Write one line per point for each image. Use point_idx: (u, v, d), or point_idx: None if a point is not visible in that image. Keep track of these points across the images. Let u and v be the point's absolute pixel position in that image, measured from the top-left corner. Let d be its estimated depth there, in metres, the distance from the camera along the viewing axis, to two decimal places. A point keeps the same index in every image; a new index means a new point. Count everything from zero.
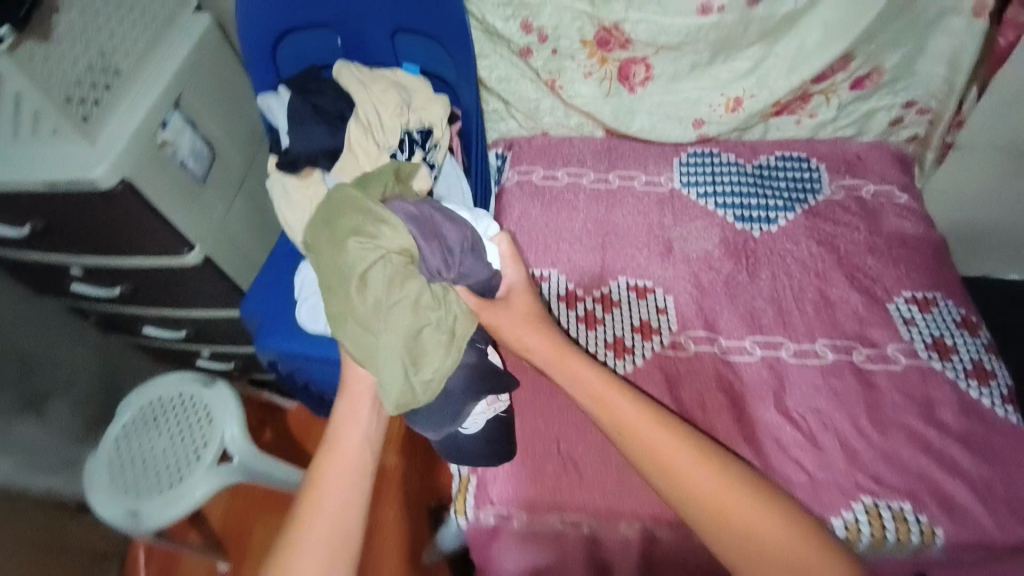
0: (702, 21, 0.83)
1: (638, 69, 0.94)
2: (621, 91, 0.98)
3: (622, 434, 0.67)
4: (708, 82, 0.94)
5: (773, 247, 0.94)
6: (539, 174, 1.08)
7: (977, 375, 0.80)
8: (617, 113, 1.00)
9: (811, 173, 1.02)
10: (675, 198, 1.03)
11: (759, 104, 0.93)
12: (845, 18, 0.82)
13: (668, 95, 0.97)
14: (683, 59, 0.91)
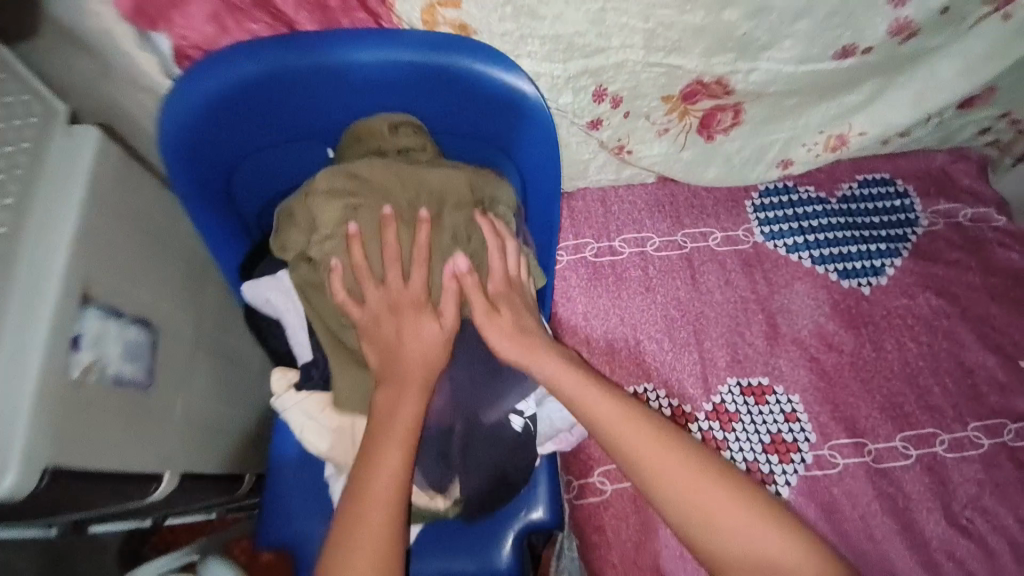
0: (834, 64, 0.62)
1: (724, 115, 0.72)
2: (696, 142, 0.75)
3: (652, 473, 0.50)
4: (808, 120, 0.74)
5: (888, 306, 0.81)
6: (593, 248, 0.86)
7: None
8: (690, 166, 0.79)
9: (902, 200, 0.88)
10: (761, 255, 0.85)
11: (866, 141, 0.76)
12: (992, 50, 0.67)
13: (753, 138, 0.76)
14: (788, 102, 0.70)
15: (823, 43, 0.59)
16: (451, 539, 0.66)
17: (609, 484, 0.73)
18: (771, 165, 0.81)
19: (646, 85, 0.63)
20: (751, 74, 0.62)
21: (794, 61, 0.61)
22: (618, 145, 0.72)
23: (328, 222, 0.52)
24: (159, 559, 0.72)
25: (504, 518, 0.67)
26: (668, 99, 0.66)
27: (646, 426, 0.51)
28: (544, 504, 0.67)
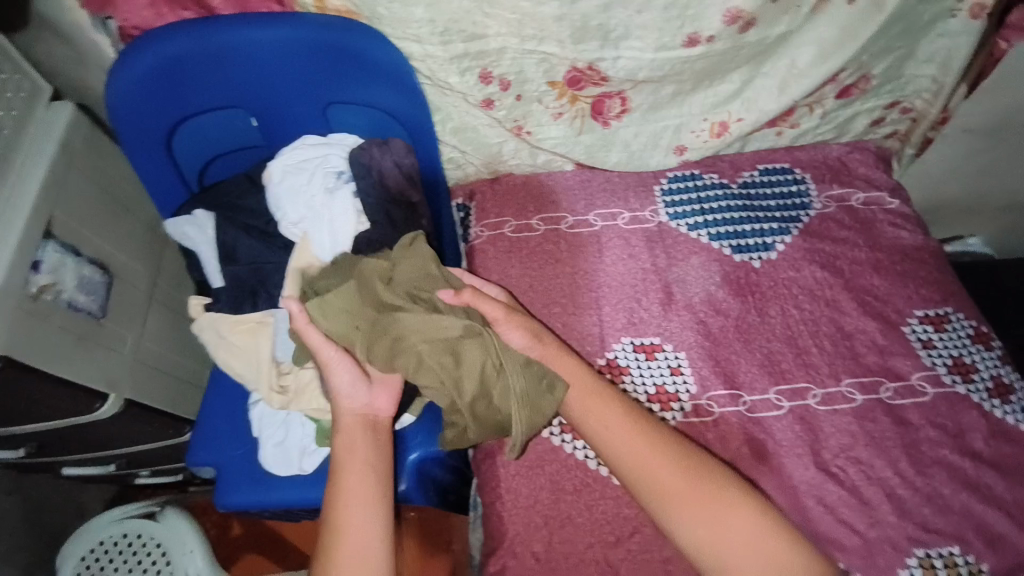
0: (690, 52, 0.74)
1: (612, 103, 0.83)
2: (594, 127, 0.86)
3: (622, 460, 0.65)
4: (692, 108, 0.85)
5: (775, 277, 0.89)
6: (513, 225, 0.96)
7: (999, 391, 0.79)
8: (592, 150, 0.90)
9: (798, 186, 0.97)
10: (664, 233, 0.94)
11: (745, 126, 0.87)
12: (841, 35, 0.77)
13: (647, 123, 0.87)
14: (666, 93, 0.82)
15: (673, 34, 0.72)
16: None
17: None
18: (669, 149, 0.90)
19: (530, 71, 0.75)
20: (617, 61, 0.74)
21: (656, 49, 0.73)
22: (518, 124, 0.83)
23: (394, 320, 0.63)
24: (126, 506, 0.95)
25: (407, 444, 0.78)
26: (554, 83, 0.78)
27: (620, 406, 0.67)
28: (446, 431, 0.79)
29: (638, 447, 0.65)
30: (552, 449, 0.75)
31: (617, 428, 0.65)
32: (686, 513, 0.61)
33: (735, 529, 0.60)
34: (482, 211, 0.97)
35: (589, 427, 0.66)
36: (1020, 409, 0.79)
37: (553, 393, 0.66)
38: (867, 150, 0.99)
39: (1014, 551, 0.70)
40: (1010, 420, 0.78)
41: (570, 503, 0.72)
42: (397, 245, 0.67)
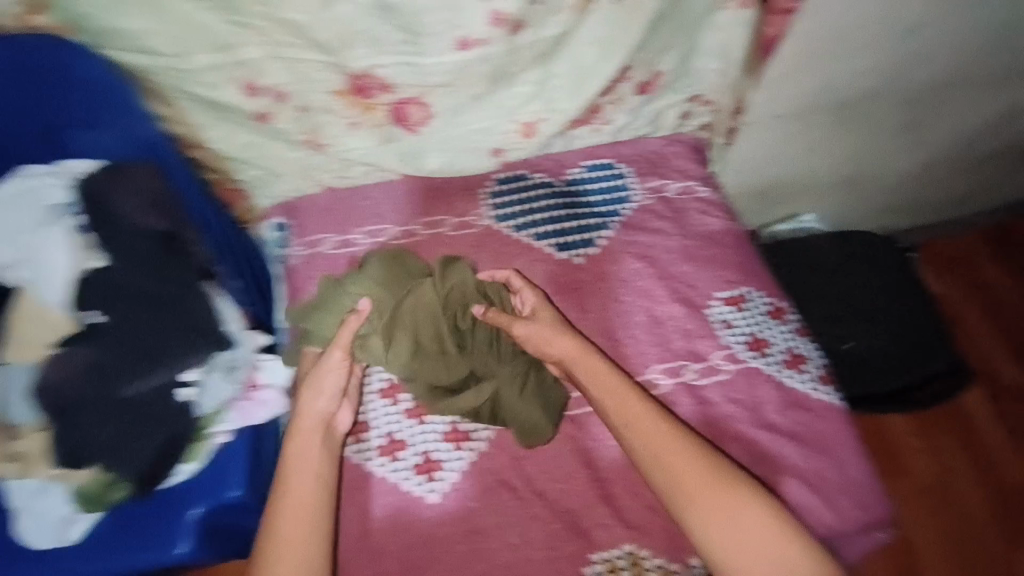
0: (466, 55, 0.73)
1: (415, 109, 0.80)
2: (401, 134, 0.84)
3: (647, 438, 0.75)
4: (495, 110, 0.84)
5: (597, 273, 0.92)
6: (333, 241, 0.92)
7: (792, 362, 0.87)
8: (406, 158, 0.88)
9: (620, 179, 1.00)
10: (491, 236, 0.94)
11: (550, 126, 0.88)
12: (611, 33, 0.78)
13: (456, 126, 0.85)
14: (465, 99, 0.80)
15: (441, 32, 0.70)
16: (128, 523, 0.75)
17: None
18: (487, 152, 0.90)
19: (313, 71, 0.73)
20: (386, 64, 0.72)
21: (425, 52, 0.72)
22: (313, 137, 0.82)
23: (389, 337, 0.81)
24: None
25: (193, 499, 0.76)
26: (338, 91, 0.76)
27: (650, 409, 0.77)
28: (235, 477, 0.77)
29: (664, 448, 0.74)
30: (369, 477, 0.81)
31: (655, 432, 0.75)
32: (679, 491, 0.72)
33: (707, 509, 0.70)
34: (301, 228, 0.93)
35: (626, 420, 0.76)
36: (813, 377, 0.87)
37: (553, 389, 0.85)
38: (681, 142, 1.03)
39: (813, 519, 0.78)
40: (804, 388, 0.86)
41: (395, 530, 0.78)
42: (444, 261, 0.86)
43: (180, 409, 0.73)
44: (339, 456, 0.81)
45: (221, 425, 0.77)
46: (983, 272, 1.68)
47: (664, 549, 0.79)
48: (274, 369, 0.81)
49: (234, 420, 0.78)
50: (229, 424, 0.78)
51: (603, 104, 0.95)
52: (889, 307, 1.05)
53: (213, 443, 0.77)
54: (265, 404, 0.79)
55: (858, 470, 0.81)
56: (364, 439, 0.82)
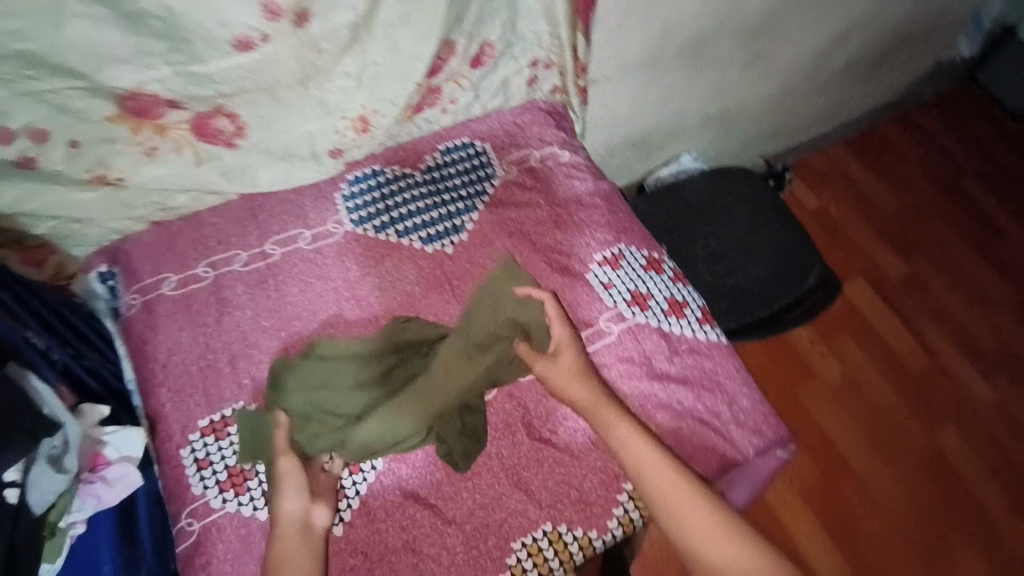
0: (245, 58, 0.72)
1: (219, 121, 0.78)
2: (218, 151, 0.81)
3: (643, 458, 0.72)
4: (318, 110, 0.82)
5: (470, 259, 0.89)
6: (172, 280, 0.83)
7: (673, 309, 0.88)
8: (232, 177, 0.84)
9: (479, 158, 0.97)
10: (351, 242, 0.88)
11: (387, 118, 0.87)
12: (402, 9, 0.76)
13: (272, 134, 0.82)
14: (271, 105, 0.78)
15: (216, 36, 0.69)
16: None
17: (197, 521, 0.69)
18: (323, 156, 0.88)
19: (73, 99, 0.70)
20: (166, 81, 0.71)
21: (202, 60, 0.71)
22: (103, 171, 0.78)
23: (303, 393, 0.76)
24: None
25: None
26: (112, 118, 0.73)
27: (646, 438, 0.73)
28: (107, 561, 0.71)
29: (663, 480, 0.70)
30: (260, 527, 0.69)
31: (649, 460, 0.71)
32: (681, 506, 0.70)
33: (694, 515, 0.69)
34: (134, 274, 0.84)
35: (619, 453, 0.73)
36: (693, 320, 0.88)
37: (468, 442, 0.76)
38: (534, 108, 1.02)
39: (712, 456, 0.79)
40: (687, 333, 0.86)
41: None
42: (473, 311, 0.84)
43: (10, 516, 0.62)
44: (217, 515, 0.70)
45: (70, 515, 0.70)
46: (857, 182, 1.80)
47: (582, 521, 0.74)
48: (122, 441, 0.74)
49: (85, 507, 0.71)
50: (80, 512, 0.70)
51: (440, 83, 0.91)
52: (761, 236, 1.08)
53: (69, 537, 0.70)
54: (117, 480, 0.72)
55: (750, 398, 0.83)
56: (244, 488, 0.71)
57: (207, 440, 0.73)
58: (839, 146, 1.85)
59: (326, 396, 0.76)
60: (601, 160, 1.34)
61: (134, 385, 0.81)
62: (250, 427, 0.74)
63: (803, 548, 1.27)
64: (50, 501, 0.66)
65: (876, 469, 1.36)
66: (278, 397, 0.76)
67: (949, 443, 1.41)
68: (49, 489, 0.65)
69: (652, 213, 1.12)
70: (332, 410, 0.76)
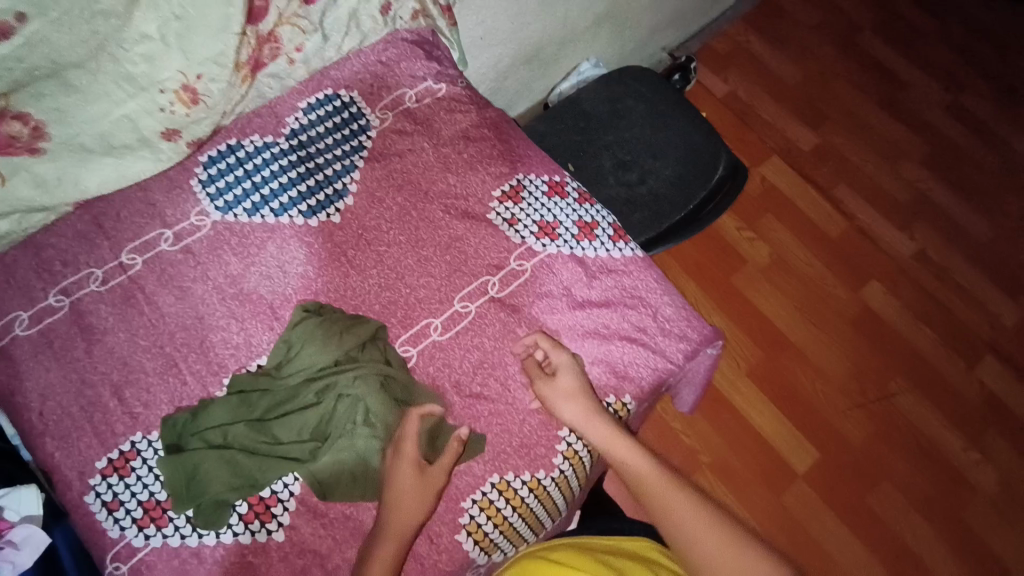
0: (5, 47, 0.60)
1: (7, 125, 0.65)
2: (21, 161, 0.68)
3: (600, 429, 0.72)
4: (128, 89, 0.70)
5: (362, 223, 0.81)
6: (23, 319, 0.72)
7: (584, 232, 0.84)
8: (54, 188, 0.73)
9: (348, 109, 0.87)
10: (223, 233, 0.78)
11: (217, 82, 0.76)
12: None
13: (82, 127, 0.70)
14: (62, 92, 0.66)
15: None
16: None
17: (124, 564, 0.64)
18: (156, 142, 0.76)
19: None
20: None
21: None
22: None
23: (235, 432, 0.68)
24: None
25: None
26: None
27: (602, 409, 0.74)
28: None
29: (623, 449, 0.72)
30: (193, 554, 0.65)
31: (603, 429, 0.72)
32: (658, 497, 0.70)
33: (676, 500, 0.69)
34: None
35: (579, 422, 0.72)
36: (606, 240, 0.85)
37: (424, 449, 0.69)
38: (397, 41, 0.92)
39: (645, 371, 0.78)
40: (602, 255, 0.83)
41: None
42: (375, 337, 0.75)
43: None
44: (143, 553, 0.65)
45: None
46: (760, 59, 1.77)
47: (527, 465, 0.73)
48: (17, 501, 0.67)
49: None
50: None
51: (273, 28, 0.79)
52: (665, 136, 1.05)
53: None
54: (25, 542, 0.65)
55: (673, 305, 0.82)
56: (165, 521, 0.66)
57: (111, 481, 0.67)
58: (737, 25, 1.81)
59: (259, 431, 0.69)
60: (492, 90, 1.25)
61: (19, 438, 0.73)
62: (178, 477, 0.66)
63: (757, 425, 1.34)
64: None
65: (813, 339, 1.43)
66: (205, 440, 0.68)
67: (874, 297, 1.50)
68: None
69: (550, 132, 1.08)
70: (266, 446, 0.68)
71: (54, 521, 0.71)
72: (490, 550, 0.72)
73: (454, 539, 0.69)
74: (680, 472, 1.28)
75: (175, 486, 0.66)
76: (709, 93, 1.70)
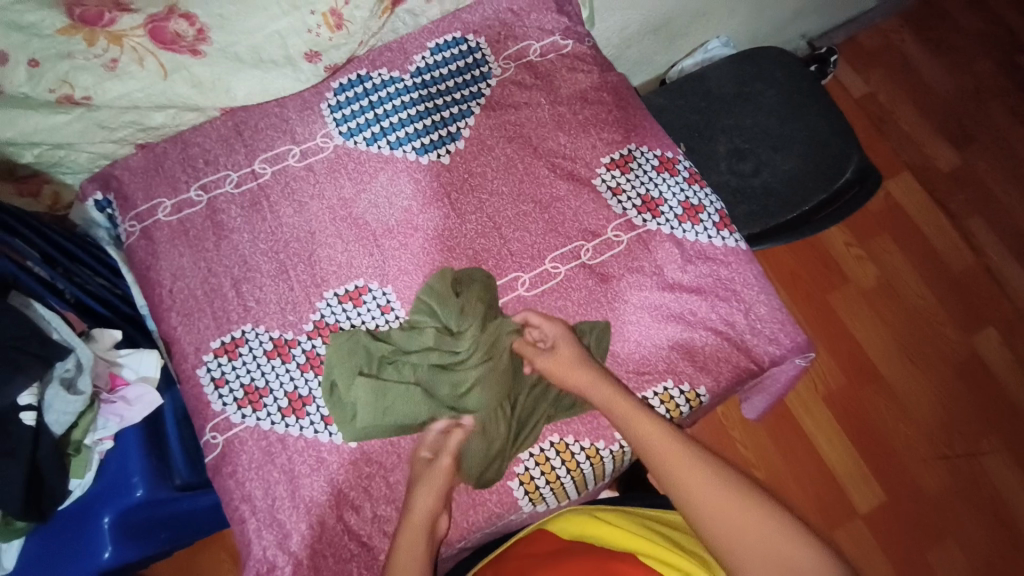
0: None
1: (177, 23, 0.71)
2: (179, 61, 0.74)
3: (620, 411, 0.69)
4: (282, 7, 0.74)
5: (469, 169, 0.83)
6: (166, 206, 0.80)
7: (688, 214, 0.81)
8: (205, 91, 0.79)
9: (473, 54, 0.88)
10: (343, 157, 0.83)
11: (360, 10, 0.78)
12: None
13: (238, 36, 0.75)
14: (227, 0, 0.71)
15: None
16: (51, 551, 0.72)
17: (221, 435, 0.72)
18: (299, 61, 0.81)
19: (21, 13, 0.65)
20: None
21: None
22: (68, 91, 0.72)
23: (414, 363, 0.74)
24: None
25: (99, 506, 0.73)
26: (63, 30, 0.67)
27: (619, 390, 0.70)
28: (137, 474, 0.74)
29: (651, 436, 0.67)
30: (279, 440, 0.72)
31: (626, 410, 0.69)
32: (688, 485, 0.63)
33: (711, 496, 0.62)
34: (126, 201, 0.81)
35: (595, 396, 0.70)
36: (710, 226, 0.81)
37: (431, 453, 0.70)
38: None
39: (725, 369, 0.76)
40: (703, 240, 0.80)
41: (310, 483, 0.71)
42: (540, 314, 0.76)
43: (28, 438, 0.63)
44: (238, 429, 0.73)
45: (97, 432, 0.72)
46: (910, 62, 1.59)
47: (589, 432, 0.74)
48: (137, 363, 0.75)
49: (107, 425, 0.73)
50: (105, 430, 0.73)
51: None
52: (792, 127, 0.97)
53: (97, 453, 0.73)
54: (137, 400, 0.74)
55: (768, 305, 0.78)
56: (260, 405, 0.73)
57: (221, 361, 0.75)
58: (892, 21, 1.63)
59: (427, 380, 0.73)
60: (612, 56, 1.21)
61: (145, 310, 0.81)
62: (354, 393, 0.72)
63: (822, 451, 1.28)
64: (68, 422, 0.67)
65: (907, 376, 1.33)
66: (391, 368, 0.74)
67: (987, 345, 1.35)
68: (62, 410, 0.66)
69: (668, 107, 1.03)
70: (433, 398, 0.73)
71: (166, 387, 0.83)
72: (537, 502, 0.74)
73: (507, 484, 0.72)
74: None
75: (340, 395, 0.73)
76: (845, 92, 1.56)
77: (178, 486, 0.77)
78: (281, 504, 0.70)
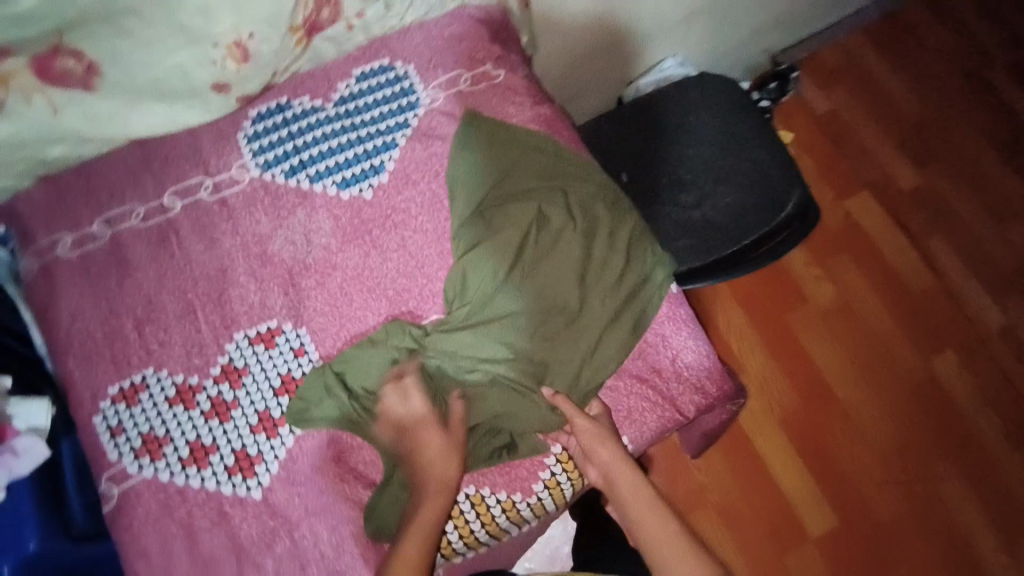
0: None
1: (63, 61, 0.68)
2: (71, 97, 0.71)
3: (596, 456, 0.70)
4: (180, 40, 0.71)
5: (391, 204, 0.80)
6: (67, 241, 0.76)
7: None
8: (103, 123, 0.75)
9: (400, 82, 0.84)
10: (259, 190, 0.79)
11: (267, 45, 0.75)
12: None
13: (135, 71, 0.71)
14: (117, 36, 0.68)
15: None
16: None
17: (117, 487, 0.69)
18: (206, 93, 0.77)
19: None
20: None
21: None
22: None
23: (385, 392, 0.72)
24: None
25: None
26: None
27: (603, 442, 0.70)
28: (28, 524, 0.71)
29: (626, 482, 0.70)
30: (178, 493, 0.69)
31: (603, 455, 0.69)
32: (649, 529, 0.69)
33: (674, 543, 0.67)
34: (27, 235, 0.77)
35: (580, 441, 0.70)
36: None
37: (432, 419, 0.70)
38: (464, 18, 0.87)
39: (647, 419, 0.74)
40: None
41: (209, 538, 0.68)
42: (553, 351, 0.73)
43: None
44: (135, 481, 0.69)
45: None
46: (875, 80, 1.57)
47: (506, 484, 0.72)
48: (26, 412, 0.71)
49: None
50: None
51: None
52: (735, 158, 0.95)
53: None
54: (26, 452, 0.69)
55: (695, 350, 0.76)
56: (159, 455, 0.70)
57: (119, 408, 0.71)
58: (856, 37, 1.61)
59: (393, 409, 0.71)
60: (563, 76, 1.17)
61: (45, 351, 0.78)
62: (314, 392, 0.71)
63: (778, 477, 1.26)
64: None
65: (867, 402, 1.31)
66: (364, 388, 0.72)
67: (945, 368, 1.34)
68: None
69: (609, 134, 1.00)
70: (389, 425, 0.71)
71: (64, 433, 0.78)
72: (451, 556, 0.72)
73: None
74: (681, 504, 1.24)
75: (304, 408, 0.71)
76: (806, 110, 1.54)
77: (75, 537, 0.74)
78: (177, 559, 0.67)
